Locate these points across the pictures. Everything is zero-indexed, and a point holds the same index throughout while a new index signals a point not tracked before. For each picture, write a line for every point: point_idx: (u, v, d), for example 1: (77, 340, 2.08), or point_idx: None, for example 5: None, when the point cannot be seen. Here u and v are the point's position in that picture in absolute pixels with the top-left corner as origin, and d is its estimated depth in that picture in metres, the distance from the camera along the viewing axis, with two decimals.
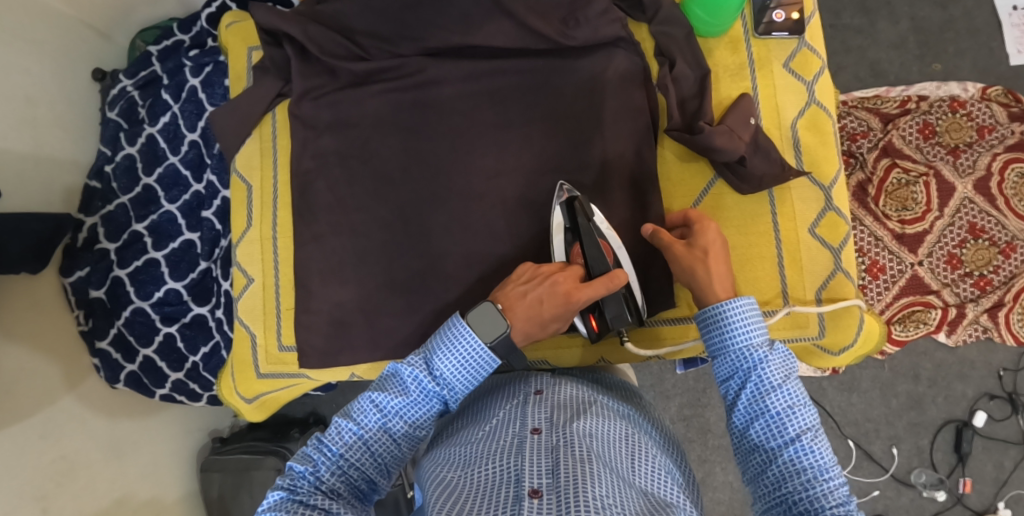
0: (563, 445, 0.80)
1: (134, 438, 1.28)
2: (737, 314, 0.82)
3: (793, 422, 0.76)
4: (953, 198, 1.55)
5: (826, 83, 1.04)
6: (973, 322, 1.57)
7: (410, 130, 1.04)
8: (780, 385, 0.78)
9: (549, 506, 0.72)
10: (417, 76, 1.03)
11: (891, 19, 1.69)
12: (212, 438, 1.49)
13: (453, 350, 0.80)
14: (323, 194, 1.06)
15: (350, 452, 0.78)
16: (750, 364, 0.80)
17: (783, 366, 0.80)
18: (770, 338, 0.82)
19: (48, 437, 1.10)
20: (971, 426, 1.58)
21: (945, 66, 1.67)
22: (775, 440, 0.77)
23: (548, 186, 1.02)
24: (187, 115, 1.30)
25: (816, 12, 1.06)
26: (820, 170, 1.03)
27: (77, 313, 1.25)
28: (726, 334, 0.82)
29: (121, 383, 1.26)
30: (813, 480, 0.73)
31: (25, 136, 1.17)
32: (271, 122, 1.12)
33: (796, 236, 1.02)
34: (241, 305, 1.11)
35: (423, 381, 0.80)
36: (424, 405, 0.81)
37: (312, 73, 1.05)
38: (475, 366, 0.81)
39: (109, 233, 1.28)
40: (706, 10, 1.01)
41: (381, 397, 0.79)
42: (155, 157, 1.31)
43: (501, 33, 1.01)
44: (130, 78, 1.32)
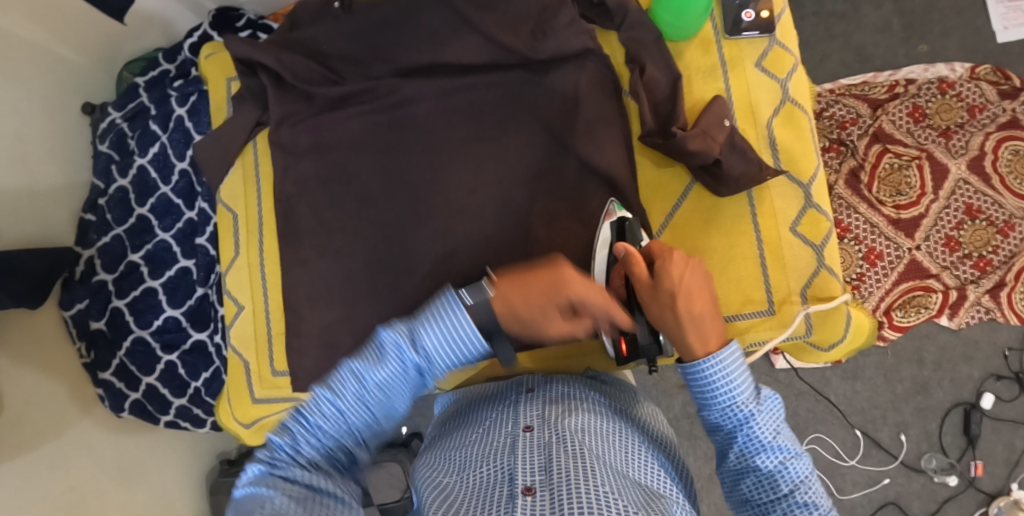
0: (557, 442, 0.80)
1: (142, 465, 1.29)
2: (722, 373, 0.76)
3: (786, 478, 0.74)
4: (947, 181, 1.55)
5: (800, 80, 1.04)
6: (975, 304, 1.56)
7: (387, 150, 1.05)
8: (774, 442, 0.75)
9: (544, 503, 0.72)
10: (392, 97, 1.04)
11: (875, 4, 1.66)
12: (219, 460, 1.51)
13: (441, 321, 0.75)
14: (307, 218, 1.06)
15: (330, 425, 0.73)
16: (738, 423, 0.77)
17: (773, 420, 0.76)
18: (757, 389, 0.77)
19: (58, 469, 1.11)
20: (979, 408, 1.57)
21: (931, 47, 1.65)
22: (770, 496, 0.75)
23: (526, 197, 1.03)
24: (175, 144, 1.32)
25: (786, 8, 1.05)
26: (798, 166, 1.03)
27: (79, 345, 1.26)
28: (710, 393, 0.77)
29: (126, 411, 1.27)
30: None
31: (19, 173, 1.18)
32: (253, 151, 1.13)
33: (778, 235, 1.02)
34: (233, 332, 1.12)
35: (409, 349, 0.75)
36: (412, 377, 0.76)
37: (288, 99, 1.06)
38: (464, 342, 0.76)
39: (106, 263, 1.29)
40: (673, 14, 1.01)
41: (364, 365, 0.74)
42: (146, 187, 1.32)
43: (473, 50, 1.02)
44: (119, 110, 1.34)
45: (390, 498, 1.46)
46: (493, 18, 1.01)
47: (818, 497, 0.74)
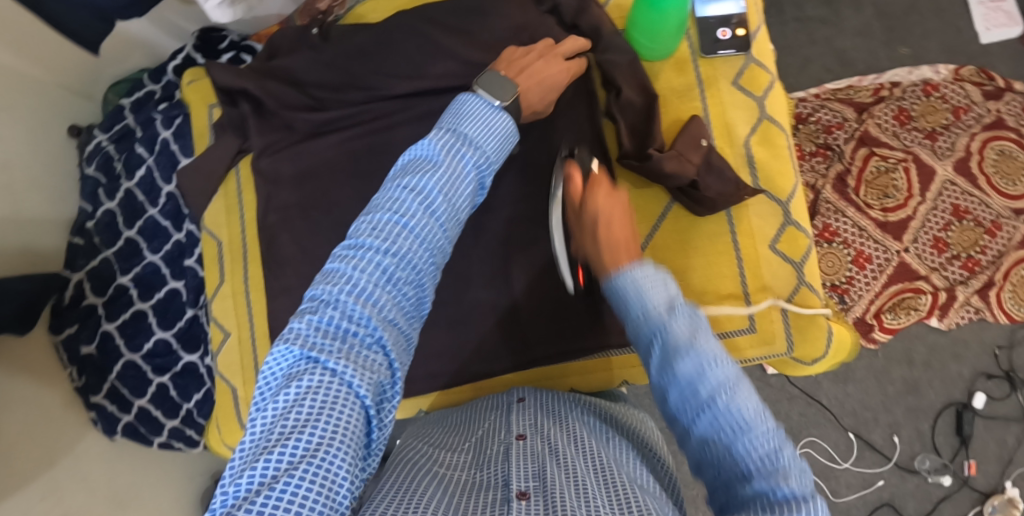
0: (550, 451, 0.82)
1: (133, 493, 1.26)
2: (631, 277, 0.72)
3: (709, 385, 0.65)
4: (934, 182, 1.56)
5: (777, 98, 1.05)
6: (964, 304, 1.57)
7: (369, 176, 1.04)
8: (691, 342, 0.67)
9: (536, 506, 0.73)
10: (371, 123, 1.04)
11: (855, 8, 1.67)
12: (212, 480, 1.50)
13: (471, 117, 0.80)
14: (288, 247, 1.06)
15: (393, 246, 0.68)
16: (653, 330, 0.70)
17: (689, 324, 0.69)
18: (672, 296, 0.71)
19: (49, 498, 1.08)
20: (971, 407, 1.58)
21: (912, 50, 1.64)
22: (694, 406, 0.66)
23: (507, 216, 1.04)
24: (162, 167, 1.32)
25: (762, 25, 1.07)
26: (775, 185, 1.04)
27: (70, 370, 1.26)
28: (625, 301, 0.72)
29: (118, 434, 1.27)
30: (739, 440, 0.62)
31: (5, 201, 1.19)
32: (235, 178, 1.13)
33: (757, 253, 1.02)
34: (219, 360, 1.12)
35: (464, 155, 0.76)
36: (464, 180, 0.76)
37: (268, 128, 1.07)
38: (495, 126, 0.81)
39: (96, 287, 1.30)
40: (647, 36, 1.02)
41: (418, 178, 0.72)
42: (134, 210, 1.32)
43: (450, 74, 1.02)
44: (106, 132, 1.34)
45: None
46: (467, 41, 1.03)
47: (749, 402, 0.64)
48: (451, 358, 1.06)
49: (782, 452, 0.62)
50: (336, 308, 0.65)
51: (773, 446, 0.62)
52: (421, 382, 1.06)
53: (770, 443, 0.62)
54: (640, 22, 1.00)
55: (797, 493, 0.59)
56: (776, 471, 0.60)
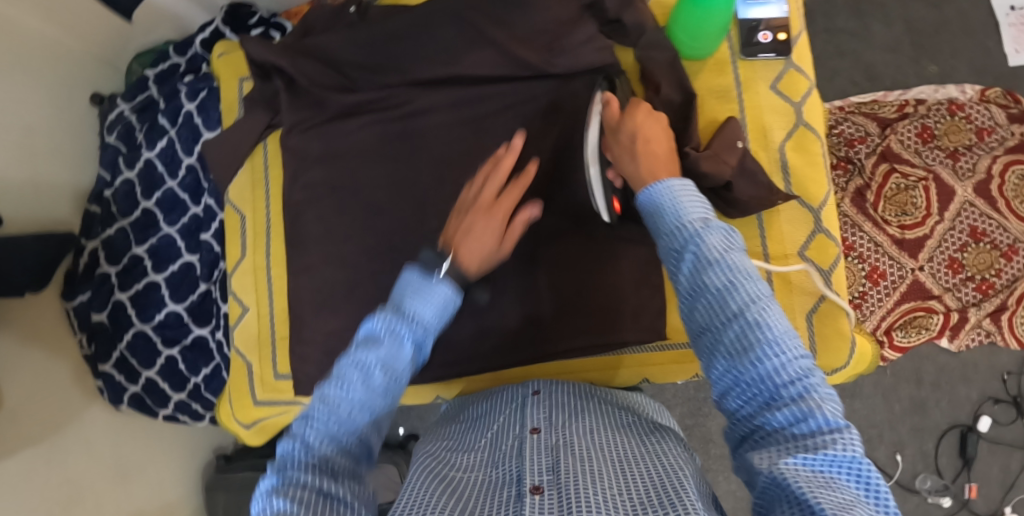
0: (563, 445, 0.84)
1: (139, 462, 1.31)
2: (669, 195, 0.76)
3: (737, 295, 0.67)
4: (952, 203, 1.54)
5: (815, 103, 1.03)
6: (976, 327, 1.56)
7: (398, 159, 1.03)
8: (722, 258, 0.69)
9: (549, 501, 0.75)
10: (405, 108, 1.04)
11: (886, 22, 1.66)
12: (215, 456, 1.54)
13: (415, 290, 0.74)
14: (313, 224, 1.05)
15: (341, 420, 0.67)
16: (687, 240, 0.72)
17: (723, 238, 0.71)
18: (708, 215, 0.74)
19: (54, 463, 1.14)
20: (976, 430, 1.57)
21: (941, 68, 1.65)
22: (721, 315, 0.68)
23: (536, 211, 1.02)
24: (183, 140, 1.30)
25: (804, 31, 1.06)
26: (808, 191, 1.03)
27: (79, 337, 1.27)
28: (663, 211, 0.76)
29: (124, 404, 1.28)
30: (766, 355, 0.64)
31: (25, 166, 1.19)
32: (263, 152, 1.13)
33: (786, 260, 1.01)
34: (236, 334, 1.12)
35: (405, 334, 0.72)
36: (406, 356, 0.72)
37: (300, 105, 1.06)
38: (439, 300, 0.75)
39: (109, 257, 1.29)
40: (688, 34, 1.00)
41: (357, 364, 0.70)
42: (153, 181, 1.31)
43: (487, 62, 1.02)
44: (129, 102, 1.34)
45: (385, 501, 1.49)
46: (508, 33, 1.01)
47: (777, 321, 0.65)
48: (467, 348, 1.04)
49: (808, 373, 0.63)
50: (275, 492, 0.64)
51: (799, 365, 0.63)
52: (436, 370, 1.06)
53: (798, 362, 0.64)
54: (684, 19, 0.99)
55: (821, 408, 0.61)
56: (802, 385, 0.63)
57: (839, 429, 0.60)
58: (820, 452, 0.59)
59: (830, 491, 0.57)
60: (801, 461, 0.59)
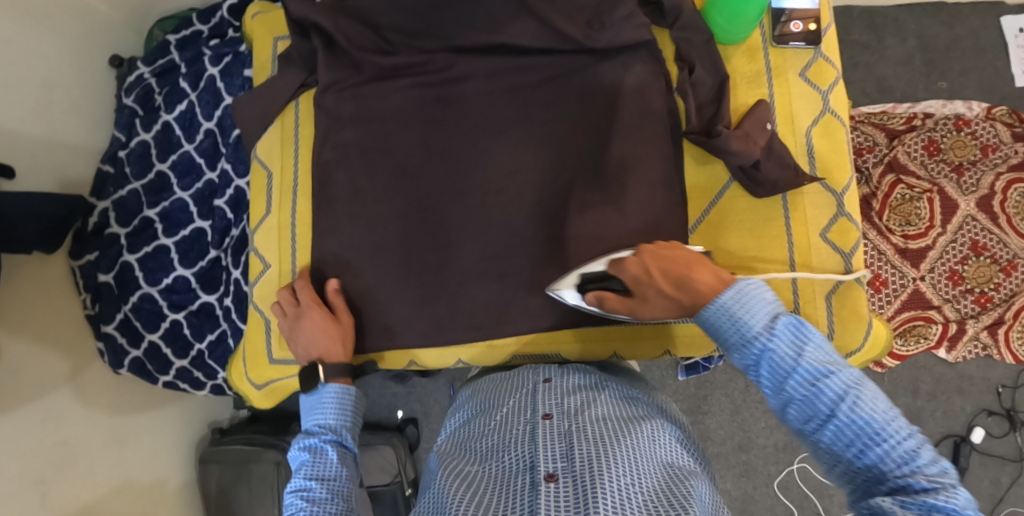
0: (576, 431, 0.87)
1: (137, 429, 1.31)
2: (729, 308, 0.79)
3: (823, 399, 0.73)
4: (955, 216, 1.56)
5: (841, 93, 1.02)
6: (973, 339, 1.58)
7: (431, 124, 1.05)
8: (805, 357, 0.74)
9: (564, 488, 0.80)
10: (444, 73, 1.04)
11: (899, 37, 1.69)
12: (210, 429, 1.53)
13: (314, 408, 0.94)
14: (343, 185, 1.06)
15: None
16: (760, 356, 0.77)
17: (792, 343, 0.76)
18: (773, 320, 0.77)
19: (49, 423, 1.13)
20: (969, 441, 1.59)
21: (950, 84, 1.68)
22: (814, 420, 0.74)
23: (566, 185, 1.01)
24: (204, 104, 1.30)
25: (833, 24, 1.04)
26: (831, 176, 1.00)
27: (84, 297, 1.26)
28: (729, 333, 0.79)
29: (125, 368, 1.27)
30: (869, 443, 0.70)
31: (41, 121, 1.19)
32: (294, 111, 1.10)
33: (808, 240, 0.99)
34: (255, 291, 1.10)
35: (322, 441, 0.91)
36: (328, 457, 0.89)
37: (338, 65, 1.06)
38: (330, 401, 0.94)
39: (120, 218, 1.29)
40: (726, 17, 0.98)
41: (303, 484, 0.86)
42: (169, 144, 1.31)
43: (528, 34, 1.01)
44: (148, 66, 1.34)
45: (379, 481, 1.47)
46: (552, 4, 1.00)
47: (873, 404, 0.71)
48: (490, 321, 1.03)
49: (914, 452, 0.69)
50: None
51: (904, 440, 0.69)
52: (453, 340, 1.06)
53: (902, 439, 0.69)
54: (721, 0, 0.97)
55: (933, 480, 0.67)
56: (912, 461, 0.68)
57: (951, 495, 0.65)
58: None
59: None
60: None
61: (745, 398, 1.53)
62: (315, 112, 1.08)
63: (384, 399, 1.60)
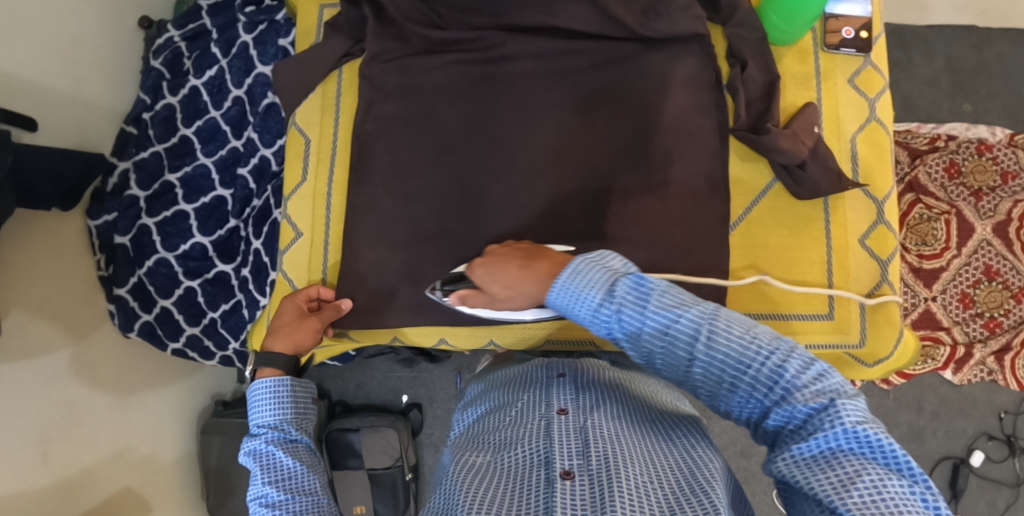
0: (590, 427, 0.85)
1: (141, 395, 1.29)
2: (567, 284, 0.76)
3: (683, 345, 0.71)
4: (971, 239, 1.57)
5: (888, 102, 1.03)
6: (979, 363, 1.58)
7: (475, 102, 1.04)
8: (650, 309, 0.72)
9: (581, 487, 0.77)
10: (493, 51, 1.03)
11: (927, 56, 1.67)
12: (214, 401, 1.52)
13: (252, 407, 0.93)
14: (381, 157, 1.05)
15: None
16: (609, 324, 0.75)
17: (631, 300, 0.73)
18: (606, 282, 0.75)
19: (56, 382, 1.11)
20: (968, 464, 1.59)
21: (975, 107, 1.66)
22: (683, 368, 0.72)
23: (606, 174, 1.00)
24: (234, 70, 1.29)
25: (884, 33, 1.04)
26: (874, 184, 1.02)
27: (99, 257, 1.24)
28: (571, 308, 0.77)
29: (134, 332, 1.26)
30: (738, 377, 0.68)
31: (66, 76, 1.17)
32: (337, 80, 1.10)
33: (846, 244, 1.00)
34: (286, 258, 1.08)
35: (267, 442, 0.89)
36: (276, 458, 0.88)
37: (385, 36, 1.05)
38: (263, 396, 0.92)
39: (140, 180, 1.27)
40: (781, 16, 0.98)
41: (260, 492, 0.85)
42: (195, 110, 1.30)
43: (581, 19, 1.00)
44: (179, 29, 1.33)
45: (380, 464, 1.48)
46: None
47: (728, 332, 0.69)
48: None
49: (784, 366, 0.67)
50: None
51: (773, 361, 0.67)
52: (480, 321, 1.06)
53: (767, 359, 0.68)
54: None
55: (813, 397, 0.65)
56: (789, 385, 0.66)
57: (832, 412, 0.63)
58: (835, 450, 0.63)
59: (859, 484, 0.60)
60: (821, 474, 0.62)
61: None
62: (359, 82, 1.07)
63: (388, 382, 1.59)
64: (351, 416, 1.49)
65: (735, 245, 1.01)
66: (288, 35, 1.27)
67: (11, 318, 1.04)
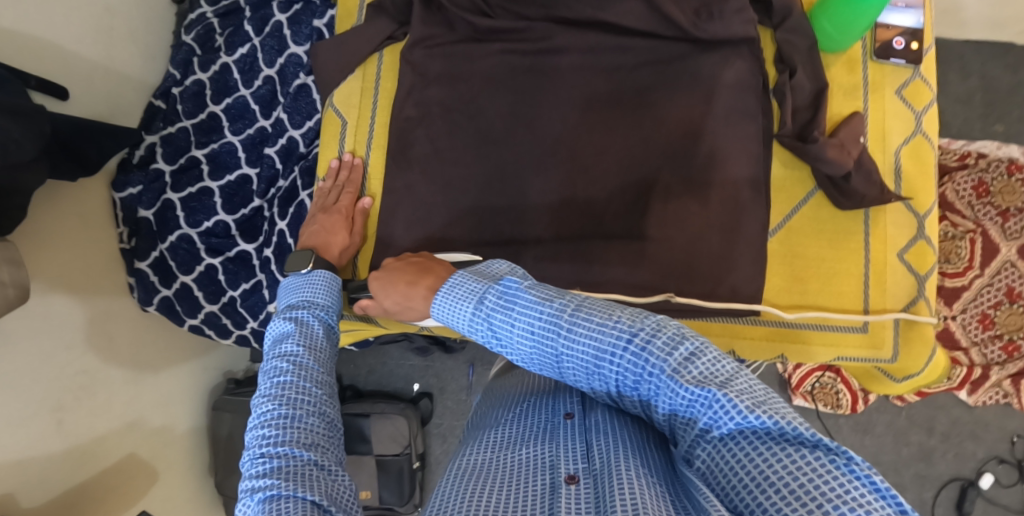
0: (594, 427, 0.77)
1: (157, 368, 1.30)
2: (445, 297, 0.75)
3: (554, 343, 0.69)
4: (995, 260, 1.49)
5: (935, 117, 1.01)
6: (994, 386, 1.52)
7: (520, 94, 1.03)
8: (517, 310, 0.71)
9: (587, 491, 0.69)
10: (541, 43, 1.02)
11: (962, 73, 1.63)
12: (225, 379, 1.51)
13: (298, 288, 0.89)
14: (422, 144, 1.05)
15: (289, 402, 0.73)
16: (481, 332, 0.74)
17: (496, 303, 0.72)
18: (468, 289, 0.75)
19: (74, 350, 1.11)
20: (977, 487, 1.55)
21: (1007, 128, 1.60)
22: (556, 366, 0.70)
23: (647, 172, 0.99)
24: (267, 50, 1.27)
25: (935, 44, 1.02)
26: (916, 198, 1.01)
27: (122, 230, 1.24)
28: (444, 316, 0.76)
29: (153, 306, 1.26)
30: (602, 366, 0.67)
31: (98, 46, 1.17)
32: (377, 63, 1.10)
33: (885, 259, 0.99)
34: None
35: (309, 315, 0.85)
36: (313, 329, 0.83)
37: (431, 22, 1.05)
38: (314, 282, 0.90)
39: (167, 154, 1.26)
40: (835, 24, 0.96)
41: (288, 350, 0.79)
42: (225, 87, 1.29)
43: (633, 15, 0.99)
44: (212, 6, 1.33)
45: (389, 452, 1.48)
46: None
47: (588, 323, 0.67)
48: None
49: (647, 348, 0.64)
50: (270, 460, 0.69)
51: (636, 345, 0.65)
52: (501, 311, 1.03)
53: (632, 347, 0.65)
54: (834, 5, 0.95)
55: (693, 382, 0.61)
56: (665, 375, 0.63)
57: (711, 394, 0.60)
58: (737, 435, 0.60)
59: (774, 475, 0.56)
60: (727, 472, 0.59)
61: None
62: (401, 67, 1.07)
63: (400, 369, 1.59)
64: (362, 402, 1.50)
65: (774, 253, 1.00)
66: (324, 17, 1.25)
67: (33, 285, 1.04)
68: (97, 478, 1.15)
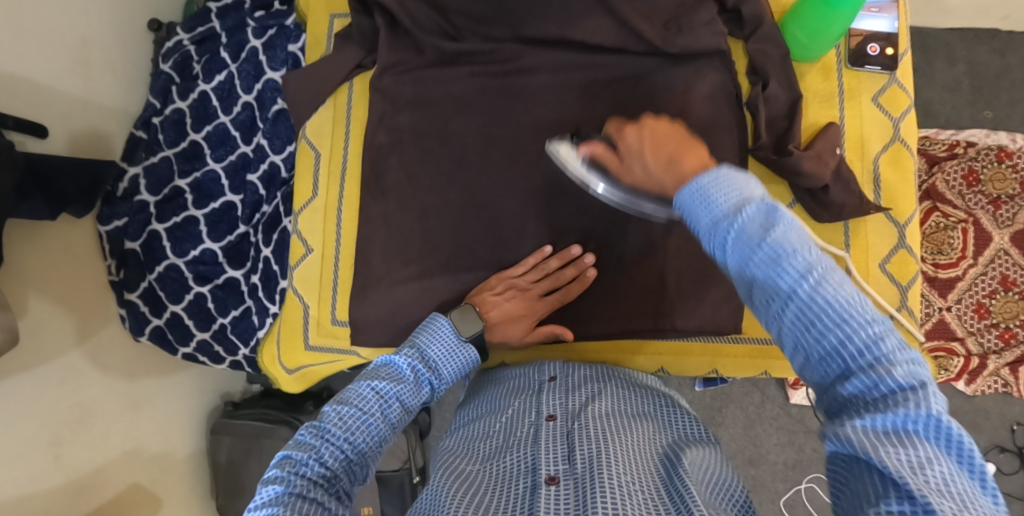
0: (578, 431, 0.82)
1: (152, 395, 1.29)
2: (704, 186, 0.62)
3: (792, 275, 0.55)
4: (988, 248, 1.49)
5: (912, 123, 1.01)
6: (993, 374, 1.48)
7: (491, 116, 1.03)
8: (775, 235, 0.57)
9: (565, 491, 0.75)
10: (510, 64, 1.02)
11: (948, 62, 1.59)
12: (222, 401, 1.52)
13: (437, 340, 0.86)
14: (394, 172, 1.05)
15: (354, 437, 0.75)
16: (719, 234, 0.60)
17: (762, 217, 0.59)
18: (740, 198, 0.61)
19: (68, 384, 1.11)
20: None
21: (996, 114, 1.58)
22: (775, 303, 0.56)
23: None
24: (244, 76, 1.27)
25: (910, 50, 1.02)
26: (897, 206, 1.00)
27: (110, 262, 1.23)
28: (696, 204, 0.63)
29: (145, 336, 1.26)
30: (837, 335, 0.53)
31: (77, 78, 1.16)
32: (347, 92, 1.11)
33: (866, 268, 0.99)
34: (297, 273, 1.11)
35: (424, 377, 0.83)
36: (417, 391, 0.82)
37: (398, 47, 1.04)
38: (463, 357, 0.87)
39: (151, 185, 1.25)
40: (807, 33, 0.96)
41: (384, 394, 0.79)
42: (205, 114, 1.29)
43: (601, 31, 0.99)
44: (188, 32, 1.32)
45: (390, 466, 1.47)
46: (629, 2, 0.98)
47: (843, 287, 0.54)
48: None
49: (883, 337, 0.52)
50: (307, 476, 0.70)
51: (874, 332, 0.52)
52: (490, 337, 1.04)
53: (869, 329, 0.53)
54: (806, 14, 0.95)
55: (903, 373, 0.51)
56: (877, 353, 0.52)
57: (922, 401, 0.49)
58: (909, 429, 0.49)
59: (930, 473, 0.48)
60: (893, 447, 0.49)
61: (760, 413, 1.44)
62: (371, 94, 1.07)
63: None
64: None
65: None
66: (299, 41, 1.27)
67: (23, 324, 1.03)
68: (98, 509, 1.14)
